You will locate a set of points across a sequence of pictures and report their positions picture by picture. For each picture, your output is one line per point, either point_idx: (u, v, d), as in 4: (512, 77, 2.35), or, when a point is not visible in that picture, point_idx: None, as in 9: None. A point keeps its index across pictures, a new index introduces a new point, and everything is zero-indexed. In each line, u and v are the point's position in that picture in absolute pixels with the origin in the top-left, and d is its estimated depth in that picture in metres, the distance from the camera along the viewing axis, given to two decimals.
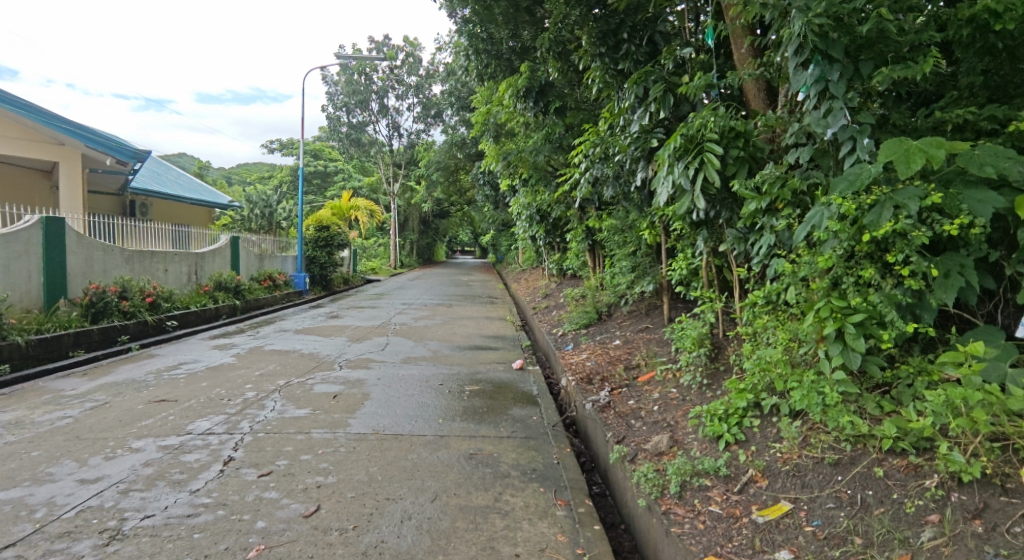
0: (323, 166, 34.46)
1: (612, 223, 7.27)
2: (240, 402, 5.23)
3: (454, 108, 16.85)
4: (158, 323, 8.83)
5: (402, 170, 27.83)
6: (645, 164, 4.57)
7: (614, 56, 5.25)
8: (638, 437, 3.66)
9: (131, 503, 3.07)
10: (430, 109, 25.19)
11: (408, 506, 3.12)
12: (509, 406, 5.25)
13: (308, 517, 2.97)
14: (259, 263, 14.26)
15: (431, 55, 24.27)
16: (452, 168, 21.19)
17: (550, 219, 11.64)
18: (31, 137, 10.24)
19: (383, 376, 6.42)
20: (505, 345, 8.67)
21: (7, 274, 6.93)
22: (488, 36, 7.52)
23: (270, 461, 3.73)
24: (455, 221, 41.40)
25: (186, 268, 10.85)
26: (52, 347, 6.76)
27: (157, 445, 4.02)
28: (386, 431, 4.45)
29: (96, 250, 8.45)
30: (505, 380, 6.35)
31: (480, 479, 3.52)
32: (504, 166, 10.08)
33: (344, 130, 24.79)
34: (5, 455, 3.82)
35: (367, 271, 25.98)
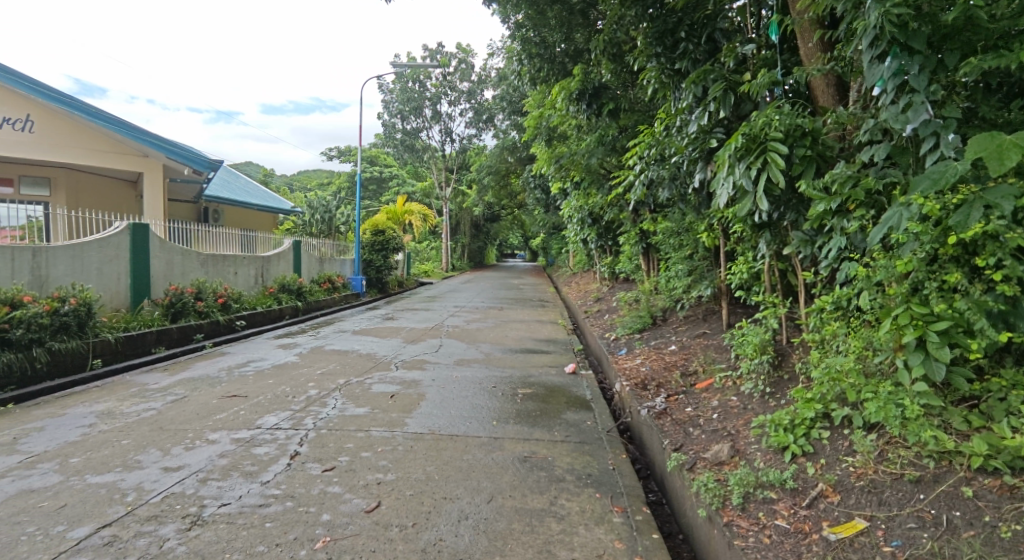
0: (379, 172, 35.51)
1: (668, 225, 7.12)
2: (304, 400, 5.47)
3: (506, 112, 16.99)
4: (229, 322, 9.39)
5: (454, 175, 28.31)
6: (704, 166, 4.44)
7: (671, 55, 5.13)
8: (697, 446, 3.56)
9: (209, 491, 3.28)
10: (482, 114, 25.50)
11: (465, 506, 3.17)
12: (563, 410, 5.23)
13: (370, 512, 3.07)
14: (319, 266, 14.88)
15: (483, 61, 24.59)
16: (504, 172, 21.37)
17: (602, 222, 11.53)
18: (118, 149, 11.08)
19: (438, 378, 6.54)
20: (558, 349, 8.65)
21: (99, 276, 7.55)
22: (540, 40, 7.55)
23: (332, 457, 3.89)
24: (506, 224, 41.69)
25: (253, 271, 11.48)
26: (137, 344, 7.29)
27: (230, 438, 4.26)
28: (442, 432, 4.54)
29: (176, 254, 9.07)
30: (558, 383, 6.34)
31: (535, 482, 3.53)
32: (557, 170, 10.05)
33: (398, 136, 25.53)
34: (99, 442, 4.17)
35: (421, 274, 26.54)
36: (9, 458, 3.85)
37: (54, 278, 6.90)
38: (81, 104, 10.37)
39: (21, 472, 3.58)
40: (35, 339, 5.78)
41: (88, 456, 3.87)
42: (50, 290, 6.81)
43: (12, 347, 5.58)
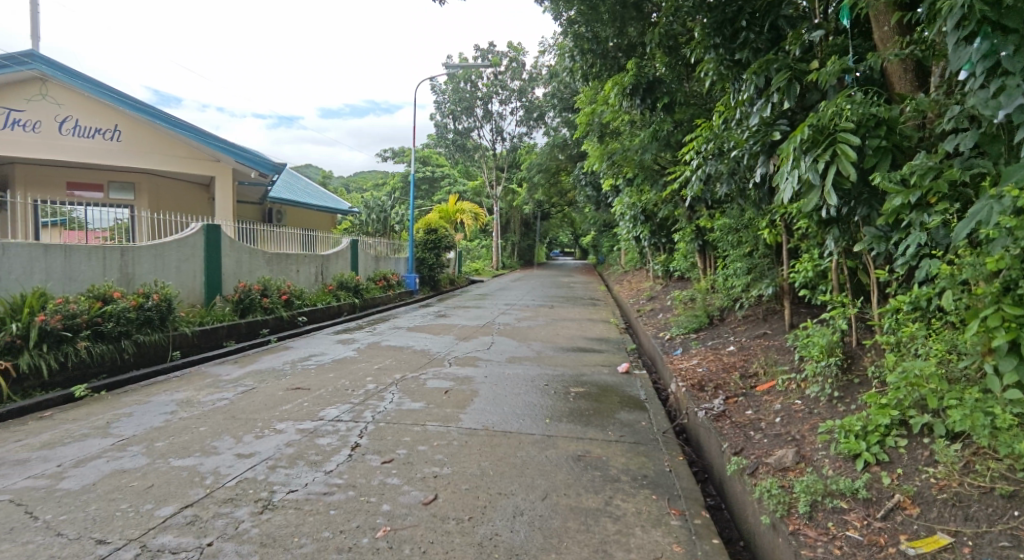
0: (432, 172, 36.13)
1: (725, 222, 6.89)
2: (363, 393, 5.66)
3: (557, 109, 16.86)
4: (292, 318, 9.85)
5: (504, 173, 28.46)
6: (766, 160, 4.23)
7: (730, 45, 4.94)
8: (759, 450, 3.43)
9: (278, 478, 3.46)
10: (533, 112, 25.50)
11: (520, 503, 3.19)
12: (617, 410, 5.18)
13: (427, 504, 3.15)
14: (375, 264, 15.34)
15: (534, 59, 24.57)
16: (554, 169, 21.29)
17: (656, 219, 11.31)
18: (193, 155, 11.82)
19: (490, 375, 6.61)
20: (610, 348, 8.54)
21: (178, 274, 8.10)
22: (593, 36, 7.46)
23: (391, 450, 4.01)
24: (556, 222, 41.59)
25: (314, 269, 11.98)
26: (210, 338, 7.77)
27: (296, 428, 4.47)
28: (495, 428, 4.59)
29: (244, 253, 9.59)
30: (611, 383, 6.27)
31: (589, 481, 3.51)
32: (609, 166, 9.81)
33: (450, 136, 25.93)
34: (180, 428, 4.48)
35: (472, 272, 26.87)
36: (103, 440, 4.20)
37: (139, 276, 7.46)
38: (160, 113, 11.14)
39: (114, 453, 3.90)
40: (124, 332, 6.28)
41: (170, 440, 4.17)
42: (135, 286, 7.37)
43: (104, 339, 6.07)
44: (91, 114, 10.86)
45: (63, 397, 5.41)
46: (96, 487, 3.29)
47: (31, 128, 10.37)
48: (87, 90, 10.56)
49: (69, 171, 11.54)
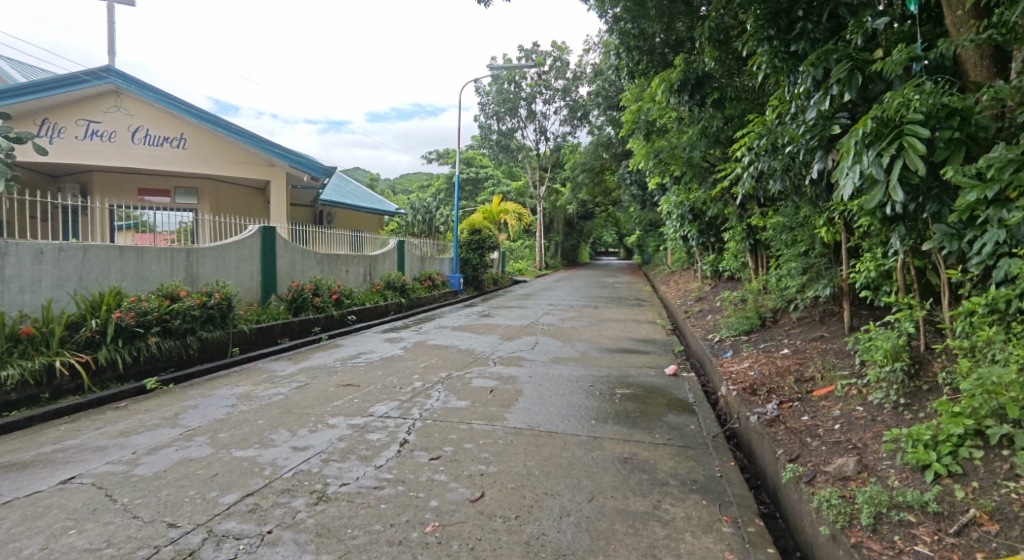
0: (476, 172, 36.44)
1: (779, 220, 6.65)
2: (410, 391, 5.79)
3: (601, 108, 16.61)
4: (342, 317, 10.17)
5: (548, 173, 28.42)
6: (824, 155, 4.03)
7: (786, 36, 4.74)
8: (817, 458, 3.28)
9: (331, 471, 3.58)
10: (577, 112, 25.32)
11: (567, 503, 3.18)
12: (664, 413, 5.08)
13: (475, 502, 3.18)
14: (421, 264, 15.63)
15: (579, 57, 24.40)
16: (599, 168, 21.08)
17: (704, 218, 11.02)
18: (250, 160, 12.39)
19: (535, 375, 6.61)
20: (657, 350, 8.38)
21: (237, 274, 8.51)
22: (639, 32, 7.32)
23: (438, 447, 4.08)
24: (600, 222, 41.22)
25: (362, 269, 12.31)
26: (266, 335, 8.11)
27: (347, 423, 4.61)
28: (541, 428, 4.59)
29: (297, 254, 9.95)
30: (658, 385, 6.15)
31: (637, 484, 3.46)
32: (655, 165, 9.58)
33: (494, 137, 26.09)
34: (241, 421, 4.70)
35: (515, 272, 26.96)
36: (171, 430, 4.46)
37: (202, 276, 7.88)
38: (221, 121, 11.72)
39: (182, 443, 4.14)
40: (189, 328, 6.64)
41: (232, 432, 4.39)
42: (199, 286, 7.79)
43: (171, 335, 6.44)
44: (159, 124, 11.55)
45: (136, 389, 5.77)
46: (166, 474, 3.50)
47: (108, 138, 11.13)
48: (156, 101, 11.24)
49: (140, 178, 12.29)
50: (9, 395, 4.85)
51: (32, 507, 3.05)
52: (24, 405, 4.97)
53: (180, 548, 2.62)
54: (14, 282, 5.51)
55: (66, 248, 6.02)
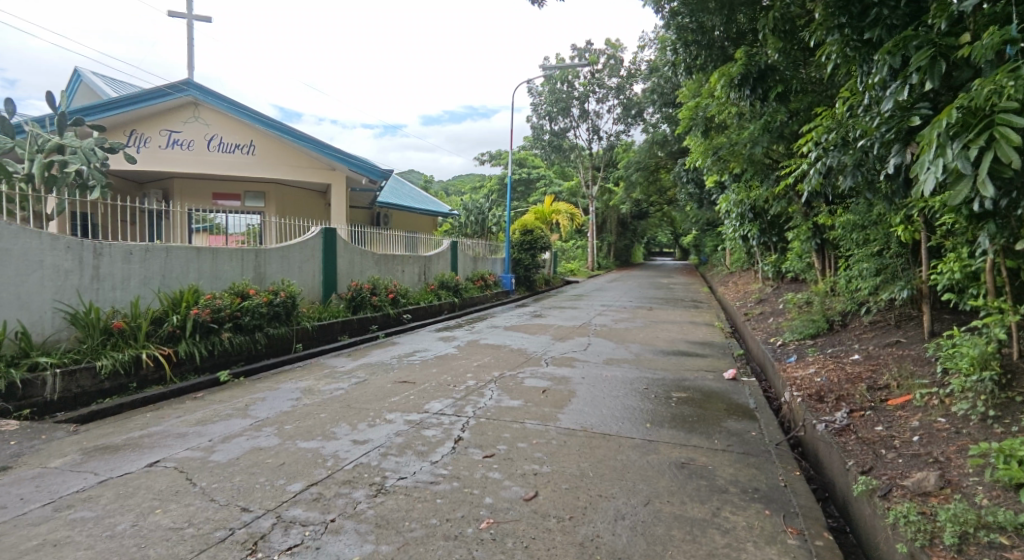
0: (528, 173, 36.50)
1: (848, 218, 6.30)
2: (464, 389, 5.88)
3: (656, 105, 16.24)
4: (398, 316, 10.45)
5: (601, 173, 28.10)
6: (901, 148, 3.79)
7: (859, 23, 4.45)
8: (893, 471, 3.08)
9: (389, 465, 3.69)
10: (631, 110, 24.90)
11: (622, 506, 3.14)
12: (723, 418, 4.91)
13: (528, 501, 3.20)
14: (473, 264, 15.83)
15: (633, 54, 24.00)
16: (653, 167, 20.66)
17: (766, 216, 10.59)
18: (313, 165, 12.93)
19: (588, 376, 6.56)
20: (715, 353, 8.12)
21: (300, 273, 8.91)
22: (697, 26, 7.11)
23: (492, 444, 4.13)
24: (654, 221, 40.37)
25: (417, 269, 12.60)
26: (327, 332, 8.45)
27: (404, 419, 4.74)
28: (594, 429, 4.55)
29: (356, 254, 10.29)
30: (716, 389, 5.96)
31: (695, 490, 3.37)
32: (713, 163, 9.26)
33: (546, 137, 26.06)
34: (305, 414, 4.92)
35: (567, 272, 26.86)
36: (243, 420, 4.73)
37: (269, 275, 8.30)
38: (286, 128, 12.27)
39: (252, 432, 4.37)
40: (258, 325, 7.01)
41: (297, 424, 4.60)
42: (266, 285, 8.22)
43: (242, 330, 6.82)
44: (231, 132, 12.25)
45: (211, 381, 6.16)
46: (240, 461, 3.72)
47: (187, 147, 11.92)
48: (229, 110, 11.92)
49: (214, 183, 13.10)
50: (103, 384, 5.30)
51: (124, 487, 3.31)
52: (116, 394, 5.41)
53: (252, 531, 2.77)
54: (107, 281, 6.00)
55: (151, 249, 6.49)
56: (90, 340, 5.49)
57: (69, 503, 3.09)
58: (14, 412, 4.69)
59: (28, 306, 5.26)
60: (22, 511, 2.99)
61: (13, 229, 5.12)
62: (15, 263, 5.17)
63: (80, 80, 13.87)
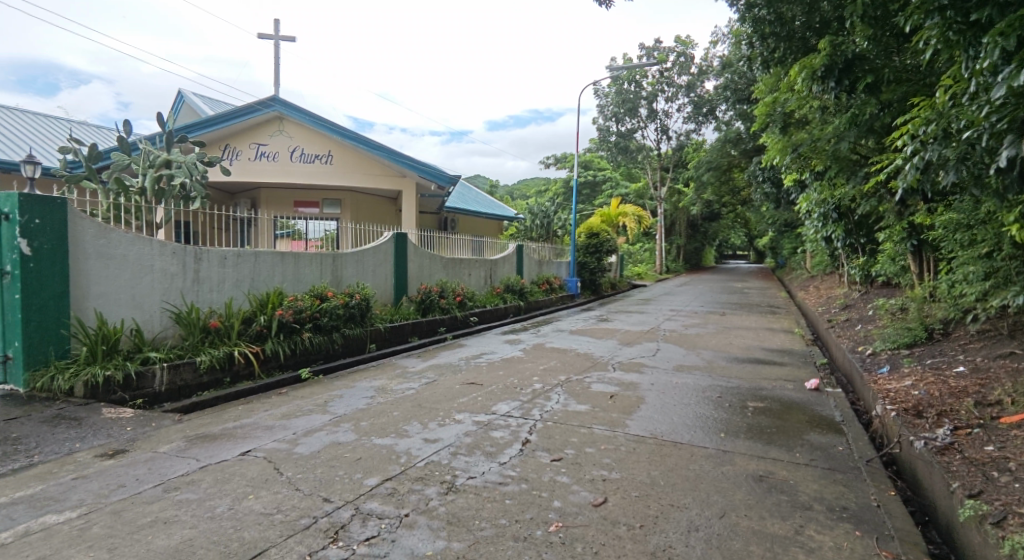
0: (593, 175, 36.15)
1: (950, 216, 5.78)
2: (531, 392, 5.91)
3: (730, 102, 15.60)
4: (465, 318, 10.68)
5: (670, 173, 27.36)
6: (1016, 139, 3.40)
7: (964, 4, 4.05)
8: (1007, 497, 2.79)
9: (459, 464, 3.77)
10: (702, 107, 24.07)
11: (695, 518, 3.04)
12: (805, 431, 4.64)
13: (597, 506, 3.16)
14: (539, 268, 15.87)
15: (705, 51, 23.21)
16: (726, 167, 19.86)
17: (852, 216, 9.91)
18: (386, 173, 13.46)
19: (657, 382, 6.41)
20: (794, 361, 7.68)
21: (374, 276, 9.29)
22: (776, 17, 6.80)
23: (560, 448, 4.12)
24: (727, 223, 38.75)
25: (484, 273, 12.82)
26: (398, 334, 8.77)
27: (473, 420, 4.83)
28: (664, 437, 4.44)
29: (425, 258, 10.61)
30: (797, 400, 5.64)
31: (775, 505, 3.20)
32: (793, 160, 8.72)
33: (613, 139, 25.69)
34: (379, 411, 5.13)
35: (634, 276, 26.35)
36: (323, 416, 5.00)
37: (345, 278, 8.72)
38: (361, 137, 12.84)
39: (332, 428, 4.61)
40: (335, 326, 7.39)
41: (372, 421, 4.80)
42: (343, 287, 8.64)
43: (321, 331, 7.20)
44: (312, 143, 12.97)
45: (294, 378, 6.56)
46: (321, 455, 3.93)
47: (272, 158, 12.78)
48: (309, 123, 12.65)
49: (296, 192, 13.94)
50: (202, 378, 5.77)
51: (221, 473, 3.59)
52: (212, 387, 5.87)
53: (333, 521, 2.93)
54: (206, 283, 6.54)
55: (243, 253, 7.01)
56: (191, 338, 6.02)
57: (175, 485, 3.39)
58: (130, 401, 5.20)
59: (141, 306, 5.84)
60: (137, 491, 3.32)
61: (129, 237, 5.73)
62: (131, 267, 5.78)
63: (183, 101, 15.23)
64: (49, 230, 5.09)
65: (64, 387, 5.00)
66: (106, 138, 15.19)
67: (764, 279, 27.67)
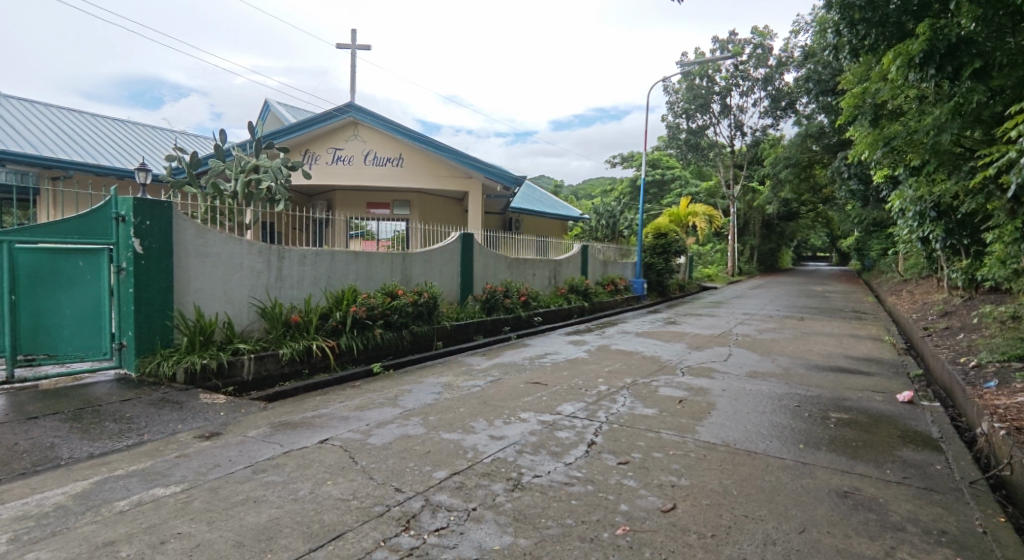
0: (662, 174, 35.16)
1: None
2: (596, 393, 5.86)
3: (812, 95, 14.71)
4: (528, 318, 10.73)
5: (744, 171, 26.18)
6: None
7: None
8: None
9: (525, 462, 3.80)
10: (781, 101, 22.84)
11: (772, 531, 2.90)
12: (897, 446, 4.30)
13: (666, 512, 3.09)
14: (604, 269, 15.68)
15: (785, 41, 22.01)
16: (807, 163, 18.75)
17: (953, 214, 9.07)
18: (453, 174, 13.74)
19: (728, 388, 6.16)
20: (883, 371, 7.13)
21: (441, 275, 9.52)
22: (867, 2, 6.36)
23: (626, 451, 4.06)
24: (806, 223, 36.54)
25: (548, 273, 12.82)
26: (464, 332, 8.95)
27: (538, 419, 4.85)
28: (737, 445, 4.26)
29: (490, 258, 10.76)
30: (887, 413, 5.23)
31: (861, 524, 3.00)
32: (884, 155, 8.07)
33: (683, 136, 24.90)
34: (446, 407, 5.27)
35: (704, 279, 25.43)
36: (394, 409, 5.19)
37: (414, 277, 8.98)
38: (430, 140, 13.19)
39: (402, 421, 4.79)
40: (404, 323, 7.64)
41: (440, 416, 4.93)
42: (412, 286, 8.91)
43: (391, 327, 7.47)
44: (384, 147, 13.49)
45: (366, 371, 6.85)
46: (393, 446, 4.09)
47: (347, 162, 13.40)
48: (382, 128, 13.14)
49: (369, 194, 14.53)
50: (283, 368, 6.15)
51: (302, 458, 3.82)
52: (293, 378, 6.25)
53: (405, 510, 3.04)
54: (287, 280, 6.96)
55: (321, 253, 7.40)
56: (275, 331, 6.43)
57: (263, 467, 3.64)
58: (222, 388, 5.63)
59: (232, 300, 6.31)
60: (230, 470, 3.60)
61: (222, 237, 6.21)
62: (223, 265, 6.25)
63: (269, 109, 16.26)
64: (156, 230, 5.61)
65: (168, 373, 5.49)
66: (203, 146, 16.50)
67: (843, 279, 28.46)
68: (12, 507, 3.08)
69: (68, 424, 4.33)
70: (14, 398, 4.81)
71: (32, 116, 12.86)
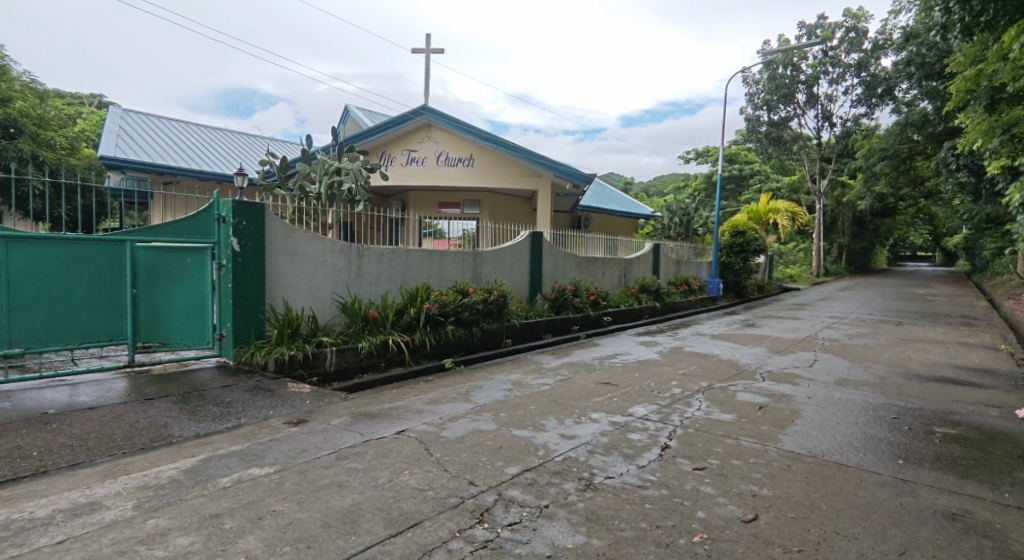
0: (740, 169, 33.52)
1: None
2: (670, 396, 5.69)
3: (914, 79, 13.50)
4: (598, 317, 10.59)
5: (832, 164, 24.43)
6: None
7: None
8: None
9: (597, 462, 3.76)
10: (877, 88, 21.11)
11: (867, 551, 2.69)
12: (1016, 467, 3.85)
13: (748, 523, 2.95)
14: (677, 268, 15.20)
15: (883, 22, 20.35)
16: (907, 154, 17.22)
17: None
18: (523, 173, 13.80)
19: (815, 395, 5.78)
20: (998, 384, 6.41)
21: (511, 274, 9.60)
22: None
23: (703, 457, 3.91)
24: (904, 220, 33.59)
25: (618, 272, 12.60)
26: (533, 330, 8.98)
27: (609, 420, 4.79)
28: (826, 457, 3.99)
29: (559, 257, 10.72)
30: (1003, 429, 4.71)
31: (972, 549, 2.72)
32: (1002, 143, 7.22)
33: (763, 129, 23.64)
34: (516, 404, 5.31)
35: (785, 279, 24.02)
36: (465, 404, 5.30)
37: (484, 275, 9.12)
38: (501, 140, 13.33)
39: (474, 416, 4.87)
40: (475, 320, 7.76)
41: (511, 413, 4.98)
42: (482, 284, 9.05)
43: (462, 324, 7.62)
44: (456, 148, 13.78)
45: (438, 367, 7.04)
46: (465, 440, 4.18)
47: (421, 163, 13.82)
48: (454, 129, 13.44)
49: (441, 194, 14.91)
50: (362, 361, 6.44)
51: (381, 448, 3.99)
52: (371, 370, 6.53)
53: (479, 503, 3.10)
54: (366, 278, 7.28)
55: (396, 251, 7.68)
56: (354, 325, 6.75)
57: (346, 454, 3.84)
58: (307, 377, 5.99)
59: (316, 296, 6.70)
60: (317, 455, 3.83)
61: (307, 236, 6.60)
62: (308, 262, 6.64)
63: (349, 115, 17.08)
64: (251, 231, 6.04)
65: (261, 362, 5.91)
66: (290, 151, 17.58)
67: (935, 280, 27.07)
68: (135, 476, 3.44)
69: (178, 405, 4.78)
70: (134, 380, 5.38)
71: (147, 127, 14.30)
